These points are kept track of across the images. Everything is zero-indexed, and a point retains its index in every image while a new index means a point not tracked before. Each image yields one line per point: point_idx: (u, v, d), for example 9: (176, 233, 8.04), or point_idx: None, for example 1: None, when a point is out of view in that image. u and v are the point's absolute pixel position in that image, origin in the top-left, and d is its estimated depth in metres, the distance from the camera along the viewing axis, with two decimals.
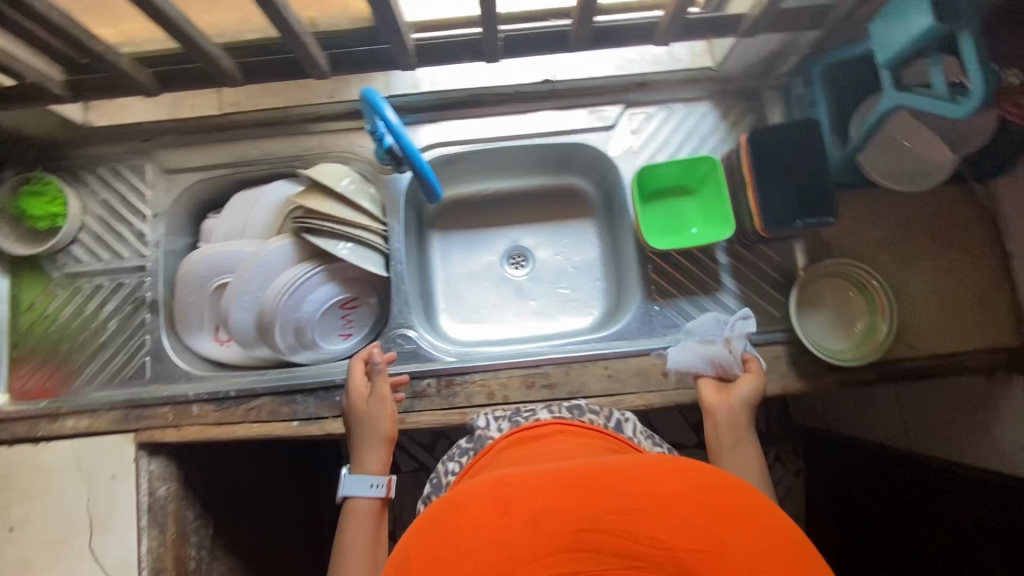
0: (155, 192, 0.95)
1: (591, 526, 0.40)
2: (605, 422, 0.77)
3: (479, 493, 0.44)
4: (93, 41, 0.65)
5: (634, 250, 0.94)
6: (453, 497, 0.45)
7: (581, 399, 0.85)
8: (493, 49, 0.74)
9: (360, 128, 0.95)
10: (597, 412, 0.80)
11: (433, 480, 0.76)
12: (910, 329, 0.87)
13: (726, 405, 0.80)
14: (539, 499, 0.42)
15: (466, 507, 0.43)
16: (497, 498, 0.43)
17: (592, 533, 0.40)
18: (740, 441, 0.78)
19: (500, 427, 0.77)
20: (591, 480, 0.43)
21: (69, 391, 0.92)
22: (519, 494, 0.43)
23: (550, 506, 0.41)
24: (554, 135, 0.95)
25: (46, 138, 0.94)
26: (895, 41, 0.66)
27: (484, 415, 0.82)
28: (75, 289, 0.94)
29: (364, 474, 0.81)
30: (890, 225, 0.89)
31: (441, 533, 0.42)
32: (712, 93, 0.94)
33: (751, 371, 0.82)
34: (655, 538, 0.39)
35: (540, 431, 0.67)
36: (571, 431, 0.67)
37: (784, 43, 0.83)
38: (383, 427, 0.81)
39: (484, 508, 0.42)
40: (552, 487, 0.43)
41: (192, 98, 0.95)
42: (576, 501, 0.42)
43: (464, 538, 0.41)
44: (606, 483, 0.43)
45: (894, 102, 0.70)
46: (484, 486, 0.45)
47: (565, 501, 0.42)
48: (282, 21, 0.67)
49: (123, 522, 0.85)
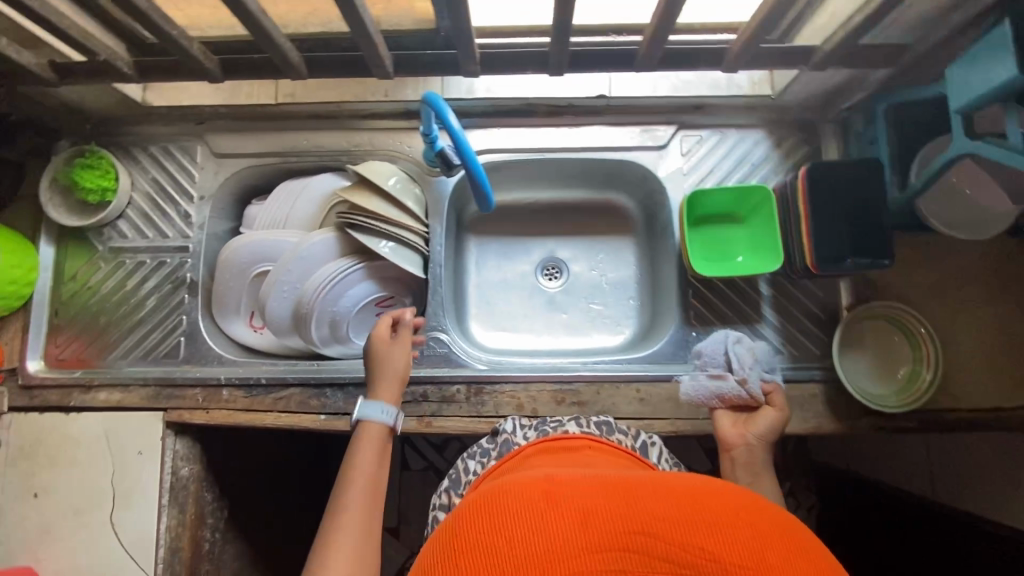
0: (204, 174, 0.96)
1: (638, 529, 0.38)
2: (631, 444, 0.77)
3: (525, 490, 0.44)
4: (169, 25, 0.66)
5: (676, 273, 0.93)
6: (498, 492, 0.45)
7: (606, 419, 0.80)
8: (560, 62, 0.74)
9: (411, 129, 0.95)
10: (624, 432, 0.79)
11: (450, 475, 0.74)
12: (953, 379, 0.85)
13: (740, 436, 0.74)
14: (585, 500, 0.42)
15: (511, 501, 0.43)
16: (544, 495, 0.43)
17: (640, 536, 0.38)
18: (758, 479, 0.71)
19: (528, 436, 0.77)
20: (637, 490, 0.43)
21: (103, 364, 0.93)
22: (565, 493, 0.43)
23: (594, 508, 0.41)
24: (604, 150, 0.95)
25: (103, 113, 0.95)
26: (973, 88, 0.64)
27: (511, 420, 0.81)
28: (118, 264, 0.95)
29: (380, 399, 0.73)
30: (940, 270, 0.88)
31: (485, 521, 0.42)
32: (767, 122, 0.93)
33: (773, 403, 0.76)
34: (704, 549, 0.37)
35: (571, 444, 0.66)
36: (602, 449, 0.67)
37: (850, 78, 0.82)
38: (400, 365, 0.76)
39: (527, 503, 0.42)
40: (599, 493, 0.42)
41: (249, 85, 0.94)
42: (622, 505, 0.41)
43: (508, 527, 0.40)
44: (653, 494, 0.42)
45: (963, 149, 0.68)
46: (530, 486, 0.45)
47: (610, 504, 0.41)
48: (356, 19, 0.67)
49: (145, 499, 0.86)
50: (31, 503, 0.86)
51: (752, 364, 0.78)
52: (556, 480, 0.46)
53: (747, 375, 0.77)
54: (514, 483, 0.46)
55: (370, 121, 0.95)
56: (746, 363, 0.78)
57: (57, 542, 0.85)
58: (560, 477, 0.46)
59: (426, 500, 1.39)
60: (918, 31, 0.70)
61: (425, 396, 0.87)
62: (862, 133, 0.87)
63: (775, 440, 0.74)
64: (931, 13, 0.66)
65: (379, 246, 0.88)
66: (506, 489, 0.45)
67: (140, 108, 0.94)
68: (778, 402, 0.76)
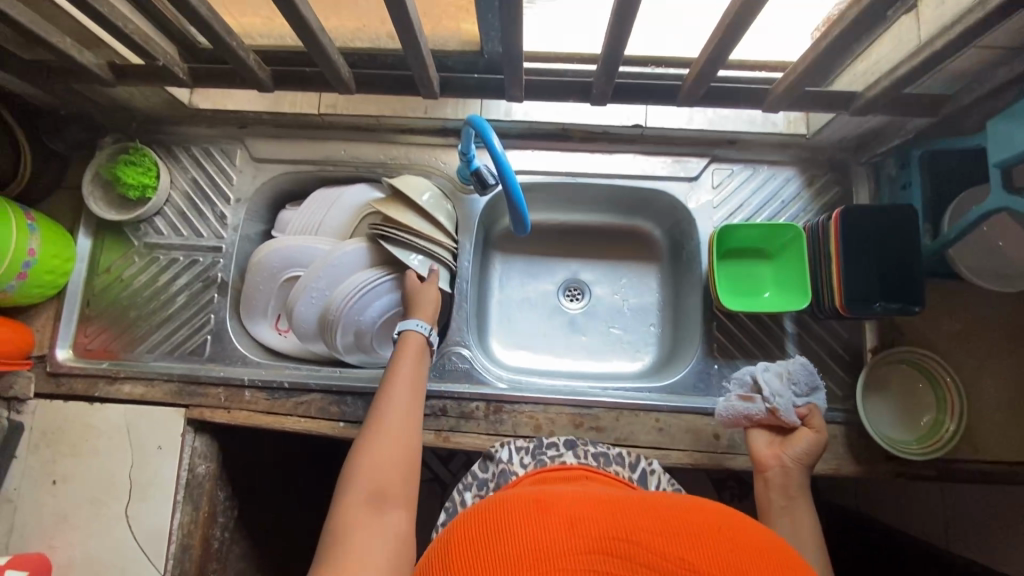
0: (242, 177, 0.98)
1: (621, 535, 0.40)
2: (629, 475, 0.77)
3: (519, 500, 0.45)
4: (230, 36, 0.68)
5: (701, 304, 0.93)
6: (494, 503, 0.47)
7: (602, 446, 0.81)
8: (603, 93, 0.76)
9: (447, 146, 0.97)
10: (623, 462, 0.79)
11: (446, 507, 0.73)
12: (977, 430, 0.84)
13: (776, 456, 0.74)
14: (575, 510, 0.43)
15: (504, 509, 0.44)
16: (536, 504, 0.44)
17: (623, 543, 0.39)
18: (793, 503, 0.70)
19: (525, 465, 0.76)
20: (626, 504, 0.44)
21: (129, 356, 0.94)
22: (556, 503, 0.44)
23: (582, 515, 0.42)
24: (636, 178, 0.96)
25: (149, 112, 0.98)
26: (1016, 144, 0.64)
27: (507, 444, 0.80)
28: (151, 259, 0.97)
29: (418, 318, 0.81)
30: (968, 319, 0.87)
31: (478, 528, 0.43)
32: (799, 160, 0.94)
33: (810, 426, 0.75)
34: (684, 559, 0.39)
35: (566, 474, 0.66)
36: (596, 479, 0.66)
37: (886, 123, 0.82)
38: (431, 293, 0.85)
39: (519, 512, 0.44)
40: (588, 505, 0.44)
41: (293, 95, 0.95)
42: (610, 516, 0.42)
43: (501, 532, 0.42)
44: (640, 507, 0.43)
45: (1000, 203, 0.68)
46: (524, 497, 0.46)
47: (598, 514, 0.42)
48: (411, 40, 0.69)
49: (161, 494, 0.87)
50: (50, 490, 0.87)
51: (782, 389, 0.76)
52: (549, 493, 0.47)
53: (775, 402, 0.75)
54: (509, 496, 0.47)
55: (409, 135, 0.98)
56: (777, 387, 0.76)
57: (73, 530, 0.86)
58: (554, 491, 0.48)
59: (429, 512, 1.39)
60: (961, 83, 0.70)
61: (444, 411, 0.87)
62: (894, 177, 0.88)
63: (811, 463, 0.73)
64: (975, 67, 0.67)
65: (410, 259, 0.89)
66: (502, 500, 0.47)
67: (185, 110, 0.97)
68: (817, 424, 0.75)
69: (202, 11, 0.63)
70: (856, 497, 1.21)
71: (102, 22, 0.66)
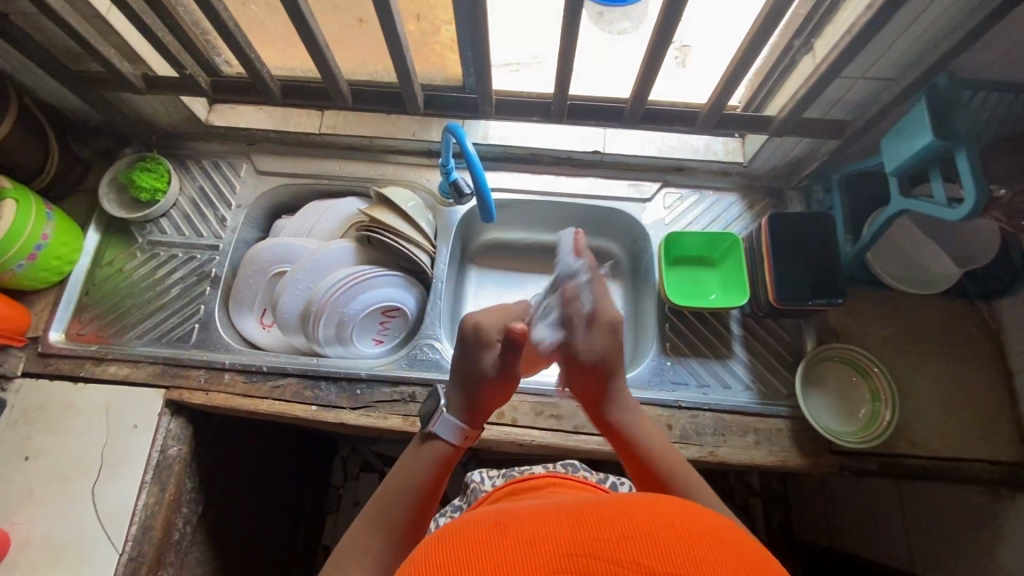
0: (244, 187, 1.09)
1: (583, 551, 0.36)
2: (597, 480, 0.90)
3: (477, 526, 0.41)
4: (251, 51, 0.83)
5: (655, 308, 1.01)
6: (452, 528, 0.42)
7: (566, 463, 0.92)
8: (561, 109, 0.91)
9: (430, 166, 1.10)
10: (590, 472, 0.92)
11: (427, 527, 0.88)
12: (915, 427, 0.90)
13: (591, 401, 0.70)
14: (534, 527, 0.39)
15: (458, 533, 0.40)
16: (497, 528, 0.40)
17: (584, 558, 0.35)
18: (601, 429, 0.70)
19: (493, 481, 0.89)
20: (585, 512, 0.40)
21: (117, 341, 0.99)
22: (514, 523, 0.40)
23: (540, 532, 0.38)
24: (596, 198, 1.07)
25: (169, 129, 1.11)
26: (902, 155, 0.76)
27: (480, 472, 0.94)
28: (152, 256, 1.06)
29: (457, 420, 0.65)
30: (897, 325, 0.96)
31: (434, 554, 0.38)
32: (739, 187, 1.07)
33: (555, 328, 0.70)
34: (641, 564, 0.35)
35: (534, 483, 0.69)
36: (565, 485, 0.69)
37: (807, 151, 0.96)
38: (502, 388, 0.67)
39: (477, 534, 0.39)
40: (543, 521, 0.40)
41: (299, 116, 1.08)
42: (572, 528, 0.38)
43: (456, 560, 0.37)
44: (596, 513, 0.40)
45: (900, 207, 0.79)
46: (485, 521, 0.42)
47: (555, 528, 0.38)
48: (402, 60, 0.83)
49: (131, 471, 0.88)
50: (20, 466, 0.89)
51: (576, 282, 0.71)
52: (510, 515, 0.43)
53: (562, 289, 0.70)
54: (467, 520, 0.43)
55: (397, 155, 1.11)
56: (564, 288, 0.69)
57: (36, 506, 0.87)
58: (515, 513, 0.43)
59: None
60: (857, 109, 0.85)
61: (413, 397, 0.92)
62: (821, 201, 1.00)
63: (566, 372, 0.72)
64: (865, 96, 0.82)
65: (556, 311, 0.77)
66: (459, 524, 0.43)
67: (202, 127, 1.10)
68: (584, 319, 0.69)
69: (228, 21, 0.77)
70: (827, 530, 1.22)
71: (145, 31, 0.81)
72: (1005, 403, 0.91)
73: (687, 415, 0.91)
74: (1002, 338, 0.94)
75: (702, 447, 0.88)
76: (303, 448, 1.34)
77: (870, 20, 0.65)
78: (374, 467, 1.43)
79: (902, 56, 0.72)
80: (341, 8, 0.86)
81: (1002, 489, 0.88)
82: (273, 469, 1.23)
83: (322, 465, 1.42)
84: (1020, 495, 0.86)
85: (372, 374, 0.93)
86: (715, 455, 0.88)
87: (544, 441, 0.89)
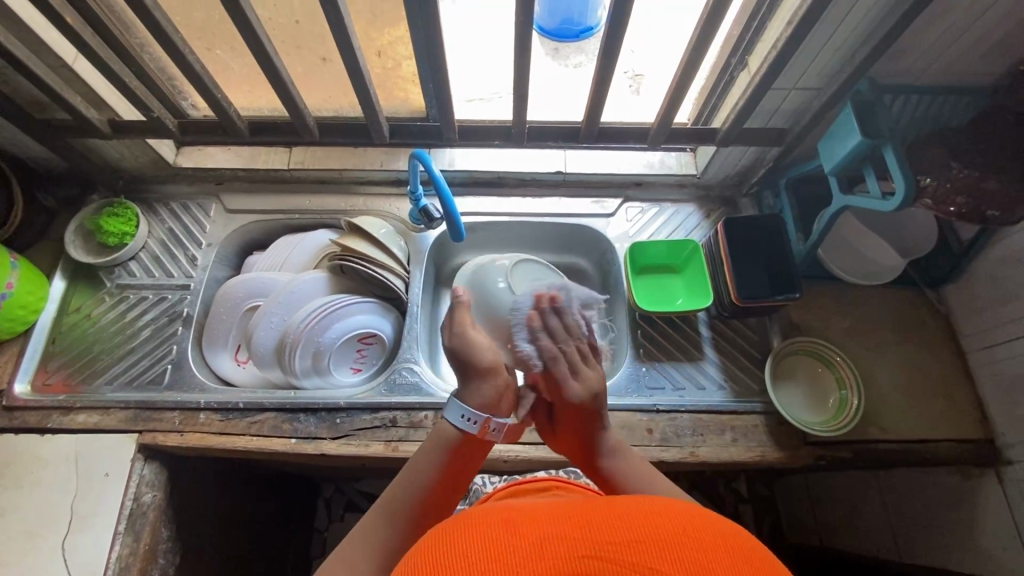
0: (215, 226, 1.10)
1: (590, 552, 0.35)
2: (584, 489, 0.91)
3: (482, 519, 0.40)
4: (218, 93, 0.86)
5: (626, 317, 1.04)
6: (456, 521, 0.40)
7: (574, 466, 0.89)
8: (521, 133, 0.96)
9: (399, 195, 1.13)
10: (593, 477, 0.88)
11: None
12: (882, 413, 0.94)
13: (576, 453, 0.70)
14: (542, 524, 0.38)
15: (462, 529, 0.39)
16: (501, 521, 0.39)
17: (593, 560, 0.35)
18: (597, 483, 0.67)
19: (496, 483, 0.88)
20: (589, 511, 0.40)
21: (86, 388, 0.96)
22: (522, 520, 0.39)
23: (549, 531, 0.37)
24: (562, 215, 1.11)
25: (136, 173, 1.12)
26: (836, 155, 0.82)
27: (482, 476, 0.92)
28: (121, 299, 1.04)
29: (467, 403, 0.64)
30: (854, 316, 1.01)
31: (438, 547, 0.37)
32: (696, 197, 1.12)
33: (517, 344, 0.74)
34: (650, 568, 0.34)
35: (541, 486, 0.65)
36: (569, 488, 0.65)
37: (753, 160, 1.02)
38: (483, 358, 0.66)
39: (486, 531, 0.38)
40: (549, 518, 0.39)
41: (267, 154, 1.11)
42: (578, 525, 0.38)
43: (462, 557, 0.36)
44: (604, 514, 0.39)
45: (842, 204, 0.85)
46: (490, 515, 0.40)
47: (564, 526, 0.38)
48: (365, 95, 0.87)
49: (103, 521, 0.85)
50: None
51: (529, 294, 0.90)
52: (513, 510, 0.42)
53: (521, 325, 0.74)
54: (472, 512, 0.42)
55: (367, 186, 1.13)
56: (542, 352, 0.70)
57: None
58: (520, 506, 0.43)
59: None
60: (792, 118, 0.92)
61: (394, 421, 0.92)
62: (772, 205, 1.07)
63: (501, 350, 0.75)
64: (799, 106, 0.89)
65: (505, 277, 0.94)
66: (462, 518, 0.41)
67: (170, 170, 1.11)
68: (582, 393, 0.68)
69: (194, 65, 0.80)
70: (816, 530, 1.23)
71: (112, 78, 0.83)
72: (963, 384, 0.95)
73: (665, 418, 0.93)
74: (952, 321, 1.00)
75: (682, 449, 0.90)
76: (284, 489, 1.30)
77: (789, 38, 0.72)
78: (359, 505, 1.39)
79: (825, 67, 0.80)
80: (305, 49, 0.89)
81: (972, 467, 0.91)
82: (253, 512, 1.18)
83: (304, 508, 1.37)
84: (989, 470, 0.90)
85: (351, 402, 0.93)
86: (695, 455, 0.90)
87: (527, 456, 0.90)
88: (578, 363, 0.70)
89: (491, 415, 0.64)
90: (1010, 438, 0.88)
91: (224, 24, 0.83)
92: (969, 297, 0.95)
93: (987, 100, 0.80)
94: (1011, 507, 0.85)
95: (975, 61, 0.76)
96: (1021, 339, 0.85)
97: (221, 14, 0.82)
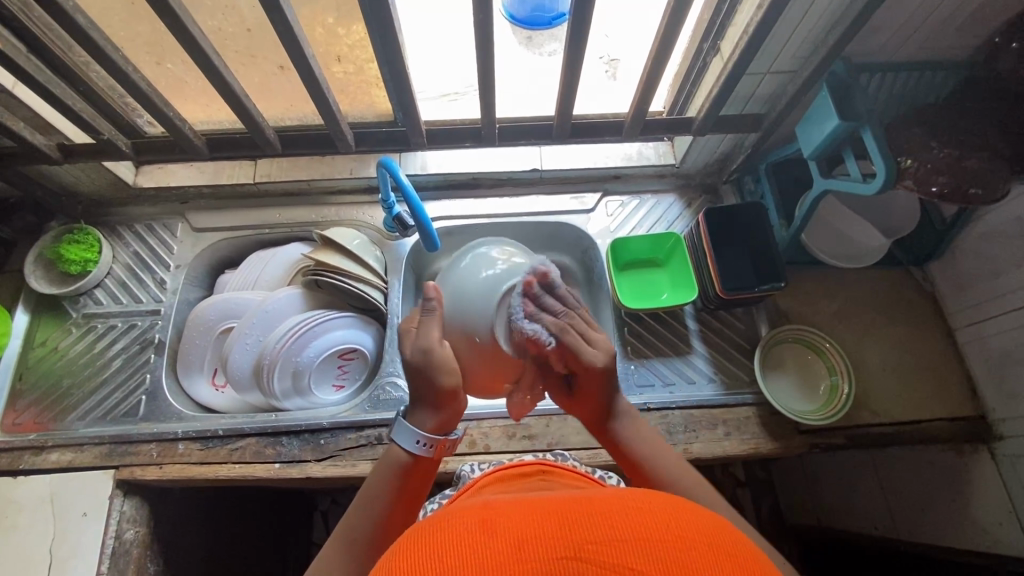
0: (182, 246, 1.06)
1: (569, 554, 0.33)
2: None
3: (459, 517, 0.37)
4: (168, 109, 0.82)
5: (612, 314, 1.02)
6: (432, 519, 0.37)
7: (560, 449, 0.88)
8: (492, 134, 0.93)
9: (373, 202, 1.10)
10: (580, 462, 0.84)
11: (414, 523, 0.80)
12: (874, 396, 0.93)
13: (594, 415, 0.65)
14: (522, 522, 0.35)
15: (439, 525, 0.36)
16: (479, 518, 0.36)
17: (573, 562, 0.33)
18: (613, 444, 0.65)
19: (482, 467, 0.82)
20: (570, 506, 0.37)
21: (58, 426, 0.93)
22: (502, 518, 0.36)
23: (528, 530, 0.35)
24: (541, 214, 1.08)
25: (95, 197, 1.07)
26: (815, 140, 0.80)
27: (471, 462, 0.86)
28: (89, 329, 1.00)
29: (419, 428, 0.61)
30: (841, 300, 1.00)
31: (410, 552, 0.34)
32: (676, 186, 1.10)
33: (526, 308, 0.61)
34: (630, 568, 0.32)
35: (522, 470, 0.60)
36: (559, 472, 0.61)
37: (732, 145, 0.99)
38: (441, 382, 0.60)
39: (462, 530, 0.35)
40: (529, 515, 0.36)
41: (232, 168, 1.07)
42: (559, 523, 0.35)
43: (437, 560, 0.33)
44: (585, 510, 0.36)
45: (822, 188, 0.83)
46: (468, 512, 0.38)
47: (543, 524, 0.35)
48: (324, 103, 0.83)
49: (83, 564, 0.82)
50: None
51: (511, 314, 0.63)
52: (492, 506, 0.39)
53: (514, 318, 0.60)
54: (449, 510, 0.39)
55: (339, 195, 1.10)
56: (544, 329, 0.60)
57: None
58: (499, 502, 0.40)
59: None
60: (767, 103, 0.90)
61: (380, 438, 0.89)
62: (753, 190, 1.05)
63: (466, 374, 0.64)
64: (773, 89, 0.87)
65: (477, 264, 0.65)
66: (440, 516, 0.38)
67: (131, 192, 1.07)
68: (600, 354, 0.61)
69: (140, 82, 0.76)
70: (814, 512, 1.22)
71: (54, 101, 0.79)
72: (954, 361, 0.95)
73: (656, 415, 0.91)
74: (939, 298, 0.99)
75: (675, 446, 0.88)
76: (274, 508, 1.27)
77: (758, 26, 0.70)
78: None
79: (797, 50, 0.78)
80: (259, 57, 0.85)
81: (964, 445, 0.91)
82: (241, 534, 1.14)
83: (297, 525, 1.33)
84: (983, 447, 0.89)
85: (334, 422, 0.90)
86: (689, 451, 0.88)
87: None
88: (581, 327, 0.62)
89: (444, 437, 0.62)
90: (1001, 413, 0.88)
91: (169, 38, 0.79)
92: (954, 273, 0.95)
93: (964, 74, 0.79)
94: (1005, 483, 0.85)
95: (949, 35, 0.74)
96: (1010, 314, 0.85)
97: (163, 27, 0.77)
